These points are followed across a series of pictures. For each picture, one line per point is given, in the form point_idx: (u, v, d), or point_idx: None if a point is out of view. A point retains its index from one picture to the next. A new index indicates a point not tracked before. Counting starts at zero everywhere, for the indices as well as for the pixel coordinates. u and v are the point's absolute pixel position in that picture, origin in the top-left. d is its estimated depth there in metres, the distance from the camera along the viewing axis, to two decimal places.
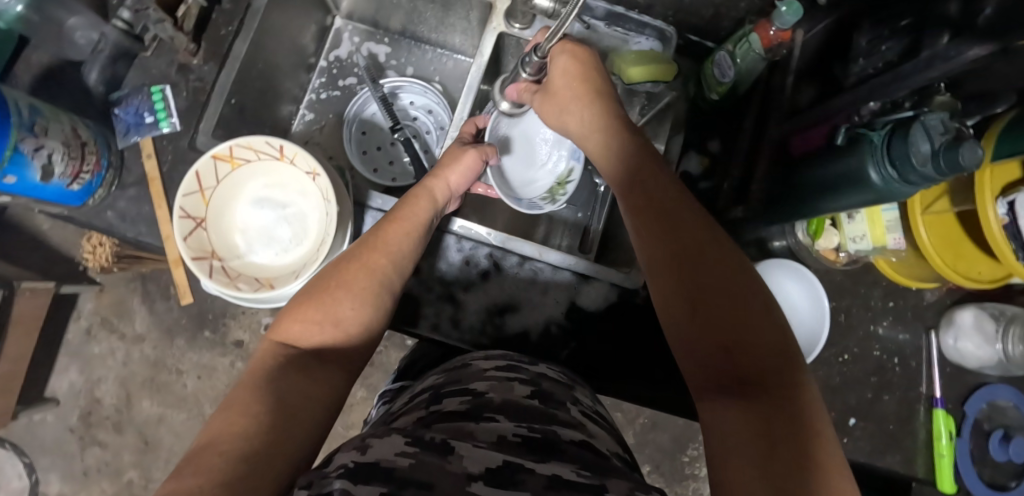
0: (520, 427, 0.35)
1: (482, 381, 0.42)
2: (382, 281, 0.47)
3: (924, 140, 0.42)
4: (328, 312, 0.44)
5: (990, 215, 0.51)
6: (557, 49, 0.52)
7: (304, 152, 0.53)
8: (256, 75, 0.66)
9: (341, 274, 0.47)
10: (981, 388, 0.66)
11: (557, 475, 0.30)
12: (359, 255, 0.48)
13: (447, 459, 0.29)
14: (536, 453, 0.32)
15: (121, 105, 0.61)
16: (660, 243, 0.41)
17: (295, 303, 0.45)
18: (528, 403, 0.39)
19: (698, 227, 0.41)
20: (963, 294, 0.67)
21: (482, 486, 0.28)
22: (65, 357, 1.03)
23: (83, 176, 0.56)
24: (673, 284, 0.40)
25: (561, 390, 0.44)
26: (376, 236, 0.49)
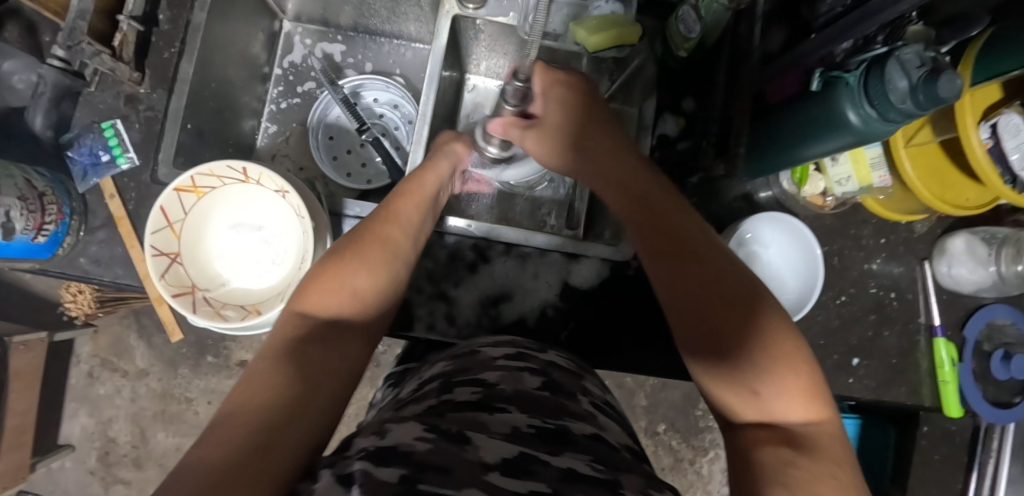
0: (534, 418, 0.35)
1: (493, 370, 0.42)
2: (393, 252, 0.51)
3: (901, 76, 0.41)
4: (346, 290, 0.47)
5: (973, 142, 0.50)
6: (548, 82, 0.53)
7: (269, 172, 0.52)
8: (209, 95, 0.63)
9: (352, 256, 0.49)
10: (979, 310, 0.66)
11: (572, 468, 0.30)
12: (373, 238, 0.51)
13: (463, 448, 0.29)
14: (549, 445, 0.32)
15: (74, 147, 0.59)
16: (676, 272, 0.42)
17: (310, 277, 0.47)
18: (539, 394, 0.39)
19: (713, 255, 0.42)
20: (952, 222, 0.67)
21: (499, 477, 0.28)
22: (72, 403, 1.03)
23: (46, 227, 0.54)
24: (694, 310, 0.40)
25: (571, 379, 0.44)
26: (388, 211, 0.53)
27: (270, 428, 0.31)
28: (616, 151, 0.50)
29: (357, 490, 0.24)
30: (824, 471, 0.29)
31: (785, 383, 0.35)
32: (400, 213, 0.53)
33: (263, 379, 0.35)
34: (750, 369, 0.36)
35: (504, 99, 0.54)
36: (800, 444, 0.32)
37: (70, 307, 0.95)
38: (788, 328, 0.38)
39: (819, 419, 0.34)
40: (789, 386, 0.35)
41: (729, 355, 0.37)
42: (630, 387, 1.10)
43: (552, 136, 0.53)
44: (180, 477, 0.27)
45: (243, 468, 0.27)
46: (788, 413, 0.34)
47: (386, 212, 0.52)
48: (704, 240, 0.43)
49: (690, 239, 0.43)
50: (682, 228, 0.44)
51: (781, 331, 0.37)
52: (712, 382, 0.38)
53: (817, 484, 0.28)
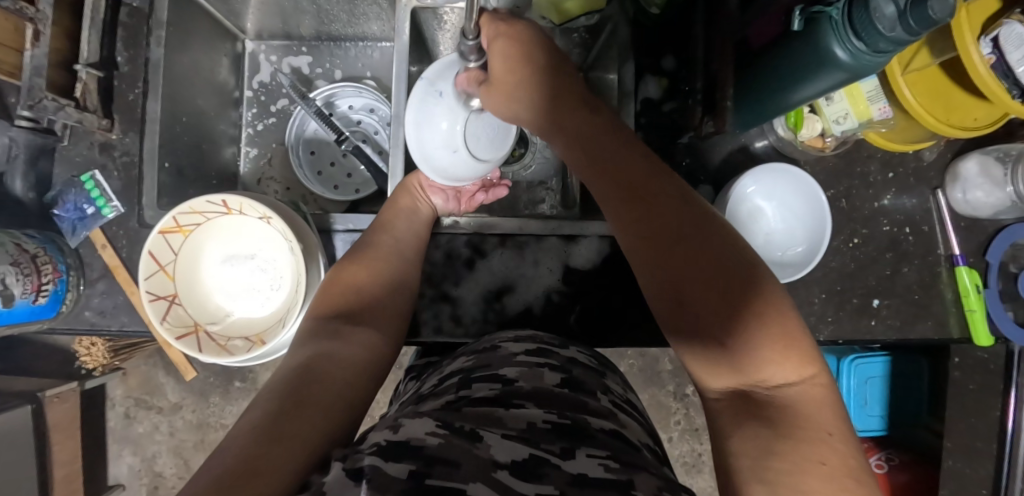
0: (550, 414, 0.34)
1: (513, 366, 0.41)
2: (395, 256, 0.54)
3: (887, 1, 0.38)
4: (352, 289, 0.50)
5: (975, 57, 0.47)
6: (489, 31, 0.44)
7: (250, 200, 0.51)
8: (183, 130, 0.63)
9: (347, 267, 0.52)
10: (1002, 232, 0.64)
11: (584, 473, 0.28)
12: (370, 247, 0.54)
13: (474, 445, 0.29)
14: (564, 443, 0.31)
15: (59, 204, 0.58)
16: (641, 235, 0.40)
17: (324, 284, 0.51)
18: (559, 391, 0.38)
19: (676, 208, 0.39)
20: (961, 144, 0.64)
21: (507, 476, 0.27)
22: (114, 444, 1.06)
23: (45, 288, 0.54)
24: (659, 274, 0.39)
25: (593, 377, 0.42)
26: (383, 220, 0.56)
27: (284, 422, 0.32)
28: (569, 105, 0.44)
29: (366, 485, 0.24)
30: (810, 455, 0.29)
31: (759, 344, 0.34)
32: (393, 225, 0.56)
33: (278, 385, 0.37)
34: (722, 334, 0.35)
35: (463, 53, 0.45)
36: (776, 419, 0.32)
37: (87, 360, 0.98)
38: (762, 276, 0.36)
39: (792, 371, 0.34)
40: (762, 345, 0.34)
41: (698, 323, 0.36)
42: (653, 354, 1.10)
43: (508, 94, 0.44)
44: (205, 473, 0.28)
45: (257, 458, 0.28)
46: (767, 375, 0.34)
47: (381, 222, 0.56)
48: (667, 194, 0.41)
49: (649, 192, 0.41)
50: (641, 185, 0.41)
51: (753, 280, 0.36)
52: (687, 350, 0.38)
53: (803, 475, 0.28)
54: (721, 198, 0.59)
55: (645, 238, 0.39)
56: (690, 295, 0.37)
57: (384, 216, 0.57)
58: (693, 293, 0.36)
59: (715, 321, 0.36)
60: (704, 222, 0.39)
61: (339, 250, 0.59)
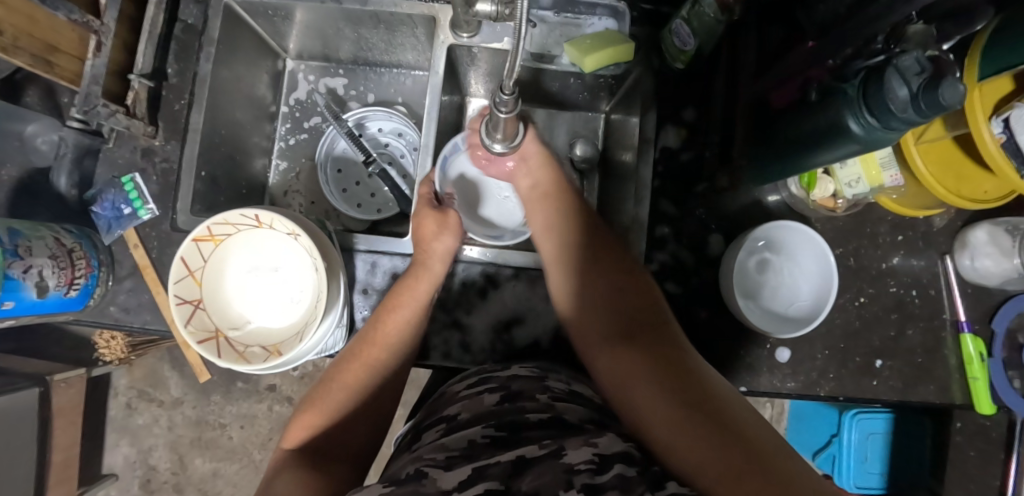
0: (489, 429, 0.37)
1: (455, 403, 0.43)
2: (380, 372, 0.54)
3: (901, 84, 0.39)
4: (326, 412, 0.51)
5: (985, 136, 0.49)
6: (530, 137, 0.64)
7: (281, 216, 0.53)
8: (220, 141, 0.66)
9: (343, 371, 0.54)
10: (1008, 302, 0.65)
11: (523, 455, 0.33)
12: (368, 342, 0.54)
13: (421, 482, 0.31)
14: (501, 446, 0.35)
15: (97, 202, 0.61)
16: (608, 322, 0.53)
17: (303, 412, 0.52)
18: (496, 408, 0.40)
19: (633, 303, 0.53)
20: (972, 213, 0.66)
21: (459, 494, 0.29)
22: (112, 433, 1.07)
23: (77, 282, 0.56)
24: (627, 348, 0.51)
25: (533, 384, 0.44)
26: (376, 330, 0.54)
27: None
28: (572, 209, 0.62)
29: None
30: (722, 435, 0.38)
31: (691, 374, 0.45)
32: (392, 313, 0.55)
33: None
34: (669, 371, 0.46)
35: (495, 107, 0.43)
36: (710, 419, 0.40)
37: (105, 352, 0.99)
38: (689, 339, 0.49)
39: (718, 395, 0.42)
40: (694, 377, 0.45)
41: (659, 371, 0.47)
42: None
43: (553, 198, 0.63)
44: None
45: None
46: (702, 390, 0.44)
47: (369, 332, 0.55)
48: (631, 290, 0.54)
49: (620, 291, 0.55)
50: (607, 282, 0.56)
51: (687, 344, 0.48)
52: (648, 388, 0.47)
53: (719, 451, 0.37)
54: (730, 249, 0.60)
55: (612, 323, 0.53)
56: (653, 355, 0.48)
57: (393, 294, 0.56)
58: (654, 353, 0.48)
59: (655, 364, 0.47)
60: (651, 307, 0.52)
61: (358, 269, 0.61)
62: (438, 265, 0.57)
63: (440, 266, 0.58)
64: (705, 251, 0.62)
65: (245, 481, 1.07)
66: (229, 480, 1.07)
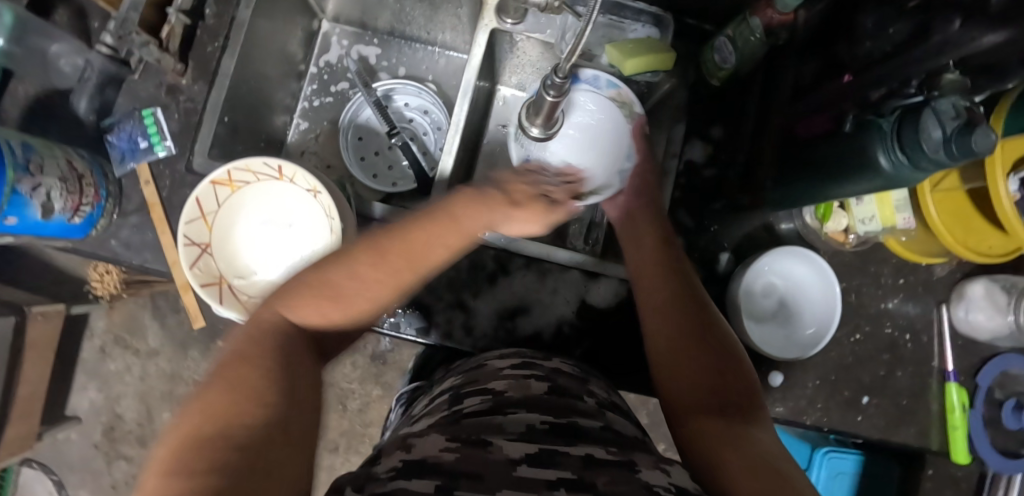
0: (546, 415, 0.36)
1: (500, 380, 0.42)
2: (421, 274, 0.44)
3: (935, 126, 0.40)
4: (341, 293, 0.40)
5: (1001, 192, 0.50)
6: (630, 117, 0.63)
7: (303, 171, 0.52)
8: (247, 90, 0.65)
9: (380, 242, 0.42)
10: (994, 358, 0.67)
11: (590, 456, 0.31)
12: (411, 237, 0.43)
13: (487, 450, 0.30)
14: (563, 438, 0.33)
15: (114, 131, 0.60)
16: (657, 336, 0.48)
17: (301, 277, 0.40)
18: (548, 398, 0.39)
19: (690, 315, 0.48)
20: (972, 267, 0.67)
21: (528, 469, 0.29)
22: (82, 375, 1.04)
23: (83, 209, 0.55)
24: (678, 365, 0.46)
25: (576, 384, 0.43)
26: (430, 219, 0.44)
27: (249, 428, 0.29)
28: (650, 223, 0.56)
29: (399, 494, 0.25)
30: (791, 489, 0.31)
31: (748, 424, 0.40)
32: (466, 210, 0.47)
33: (242, 379, 0.31)
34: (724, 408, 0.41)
35: (543, 89, 0.44)
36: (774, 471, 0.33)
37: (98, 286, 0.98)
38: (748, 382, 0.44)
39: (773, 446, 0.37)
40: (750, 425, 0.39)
41: (715, 405, 0.42)
42: None
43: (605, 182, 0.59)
44: None
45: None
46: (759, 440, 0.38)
47: (451, 211, 0.46)
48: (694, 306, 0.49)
49: (680, 301, 0.49)
50: (674, 297, 0.50)
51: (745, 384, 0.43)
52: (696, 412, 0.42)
53: None
54: (738, 273, 0.60)
55: (663, 331, 0.48)
56: (714, 381, 0.44)
57: (464, 201, 0.47)
58: (715, 383, 0.44)
59: (710, 400, 0.43)
60: (712, 329, 0.47)
61: None
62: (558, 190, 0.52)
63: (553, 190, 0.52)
64: (714, 267, 0.63)
65: None
66: None
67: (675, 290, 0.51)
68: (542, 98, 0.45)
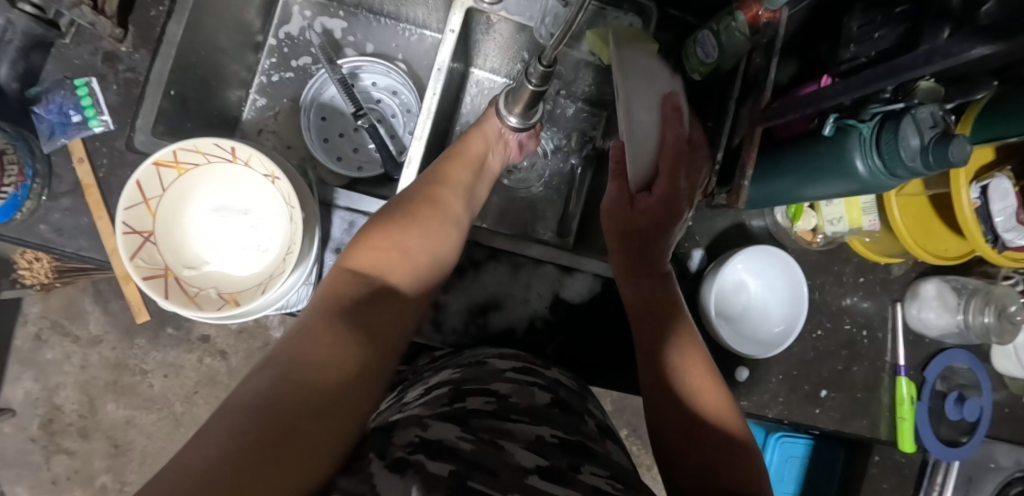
0: (558, 429, 0.35)
1: (504, 382, 0.40)
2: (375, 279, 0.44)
3: (913, 133, 0.41)
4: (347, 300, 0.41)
5: (963, 199, 0.52)
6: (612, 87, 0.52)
7: (260, 154, 0.48)
8: (197, 62, 0.59)
9: (406, 214, 0.50)
10: (941, 354, 0.70)
11: (597, 485, 0.30)
12: (430, 201, 0.51)
13: (503, 452, 0.31)
14: (571, 454, 0.33)
15: (41, 103, 0.55)
16: (656, 388, 0.50)
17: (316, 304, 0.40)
18: (550, 412, 0.38)
19: (691, 364, 0.49)
20: (926, 267, 0.70)
21: (538, 479, 0.29)
22: (15, 364, 0.97)
23: (3, 190, 0.50)
24: (672, 417, 0.47)
25: (578, 401, 0.43)
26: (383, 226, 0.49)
27: (309, 418, 0.30)
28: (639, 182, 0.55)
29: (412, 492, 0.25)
30: None
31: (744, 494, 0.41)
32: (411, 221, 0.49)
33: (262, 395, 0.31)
34: (721, 479, 0.42)
35: (525, 76, 0.42)
36: None
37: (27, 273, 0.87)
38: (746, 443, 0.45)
39: None
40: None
41: (714, 473, 0.43)
42: None
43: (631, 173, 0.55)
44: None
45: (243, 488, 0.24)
46: None
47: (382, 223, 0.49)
48: (689, 352, 0.50)
49: (683, 349, 0.51)
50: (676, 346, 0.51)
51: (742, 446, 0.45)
52: (693, 484, 0.43)
53: None
54: (710, 271, 0.60)
55: (666, 383, 0.49)
56: (711, 444, 0.45)
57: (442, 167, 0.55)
58: (712, 449, 0.44)
59: (710, 468, 0.43)
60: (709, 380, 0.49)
61: (335, 226, 0.57)
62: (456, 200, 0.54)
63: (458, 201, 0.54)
64: (687, 264, 0.63)
65: (161, 434, 0.99)
66: (144, 431, 0.98)
67: (680, 341, 0.51)
68: (522, 87, 0.43)
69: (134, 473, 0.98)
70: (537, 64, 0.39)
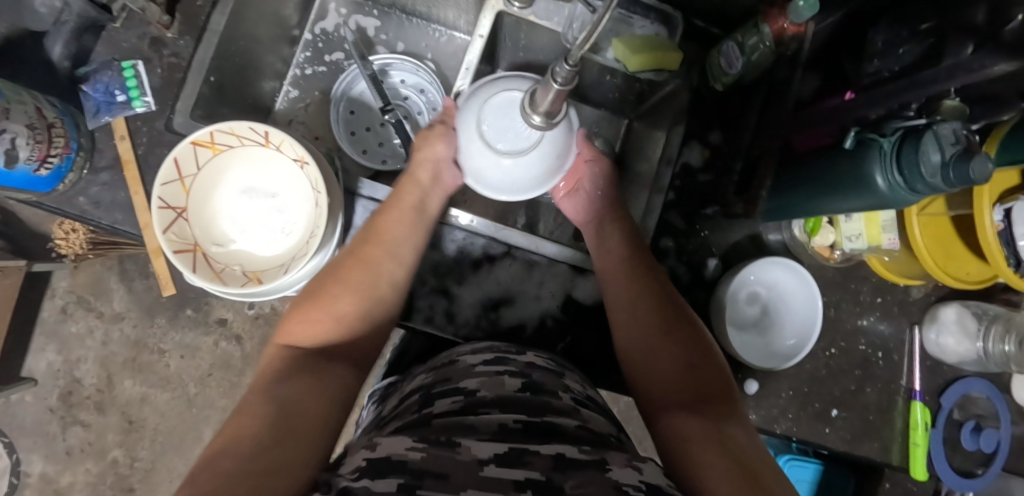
0: (519, 413, 0.36)
1: (473, 378, 0.41)
2: (377, 274, 0.51)
3: (935, 150, 0.41)
4: (331, 320, 0.47)
5: (986, 222, 0.51)
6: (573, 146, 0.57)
7: (291, 139, 0.50)
8: (236, 51, 0.62)
9: (340, 271, 0.50)
10: (959, 381, 0.68)
11: (562, 454, 0.31)
12: (367, 242, 0.52)
13: (456, 450, 0.30)
14: (537, 436, 0.33)
15: (89, 82, 0.57)
16: (630, 320, 0.51)
17: (296, 305, 0.48)
18: (518, 396, 0.38)
19: (662, 301, 0.52)
20: (946, 292, 0.69)
21: (494, 468, 0.29)
22: (41, 336, 1.00)
23: (51, 161, 0.52)
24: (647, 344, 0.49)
25: (552, 379, 0.43)
26: (370, 231, 0.53)
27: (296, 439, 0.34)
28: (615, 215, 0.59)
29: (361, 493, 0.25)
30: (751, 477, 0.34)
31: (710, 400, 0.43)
32: (398, 218, 0.53)
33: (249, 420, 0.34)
34: (693, 392, 0.44)
35: (549, 77, 0.42)
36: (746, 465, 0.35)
37: (61, 244, 0.91)
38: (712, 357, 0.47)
39: (736, 430, 0.40)
40: (712, 404, 0.42)
41: (685, 388, 0.44)
42: None
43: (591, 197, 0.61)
44: None
45: None
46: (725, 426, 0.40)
47: (371, 230, 0.53)
48: (657, 288, 0.53)
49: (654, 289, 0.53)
50: (647, 286, 0.53)
51: (710, 361, 0.47)
52: (666, 401, 0.44)
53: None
54: (725, 280, 0.60)
55: (639, 317, 0.51)
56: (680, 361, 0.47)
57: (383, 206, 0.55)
58: (682, 366, 0.46)
59: (683, 387, 0.44)
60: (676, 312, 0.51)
61: (358, 215, 0.59)
62: (437, 198, 0.57)
63: (439, 197, 0.57)
64: (701, 273, 0.63)
65: (172, 413, 1.01)
66: (157, 409, 1.00)
67: (649, 285, 0.53)
68: (545, 87, 0.43)
69: (144, 450, 1.00)
70: (562, 65, 0.40)
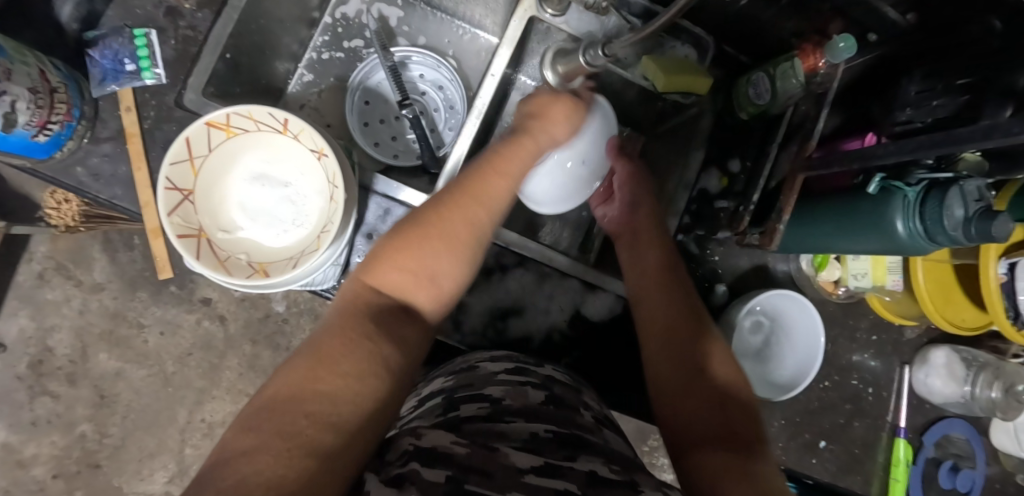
0: (549, 424, 0.36)
1: (497, 385, 0.40)
2: (480, 233, 0.44)
3: (959, 205, 0.42)
4: (423, 267, 0.40)
5: (991, 272, 0.52)
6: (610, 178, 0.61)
7: (311, 129, 0.48)
8: (254, 29, 0.59)
9: (444, 215, 0.42)
10: (941, 421, 0.70)
11: (595, 470, 0.31)
12: (467, 198, 0.44)
13: (494, 453, 0.31)
14: (566, 450, 0.33)
15: (98, 47, 0.55)
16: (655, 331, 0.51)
17: (385, 245, 0.40)
18: (545, 409, 0.38)
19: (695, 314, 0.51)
20: (938, 334, 0.71)
21: (535, 478, 0.29)
22: (15, 300, 0.96)
23: (50, 127, 0.49)
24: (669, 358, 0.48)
25: (572, 395, 0.42)
26: (476, 183, 0.45)
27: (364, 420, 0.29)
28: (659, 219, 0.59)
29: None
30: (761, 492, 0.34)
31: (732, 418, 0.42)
32: (496, 169, 0.47)
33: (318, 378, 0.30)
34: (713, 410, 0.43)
35: None
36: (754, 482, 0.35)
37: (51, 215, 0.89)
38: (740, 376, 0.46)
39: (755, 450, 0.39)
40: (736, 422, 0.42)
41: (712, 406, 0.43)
42: None
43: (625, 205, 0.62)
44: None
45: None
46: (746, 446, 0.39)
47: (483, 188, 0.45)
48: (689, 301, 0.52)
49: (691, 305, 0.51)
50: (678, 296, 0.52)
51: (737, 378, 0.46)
52: (684, 417, 0.44)
53: None
54: (733, 307, 0.60)
55: (666, 331, 0.50)
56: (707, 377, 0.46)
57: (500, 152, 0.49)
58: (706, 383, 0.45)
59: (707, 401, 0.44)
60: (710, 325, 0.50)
61: (370, 211, 0.57)
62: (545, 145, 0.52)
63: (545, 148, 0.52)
64: (708, 298, 0.63)
65: (147, 390, 0.97)
66: (131, 385, 0.97)
67: (679, 295, 0.52)
68: None
69: (114, 426, 0.97)
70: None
